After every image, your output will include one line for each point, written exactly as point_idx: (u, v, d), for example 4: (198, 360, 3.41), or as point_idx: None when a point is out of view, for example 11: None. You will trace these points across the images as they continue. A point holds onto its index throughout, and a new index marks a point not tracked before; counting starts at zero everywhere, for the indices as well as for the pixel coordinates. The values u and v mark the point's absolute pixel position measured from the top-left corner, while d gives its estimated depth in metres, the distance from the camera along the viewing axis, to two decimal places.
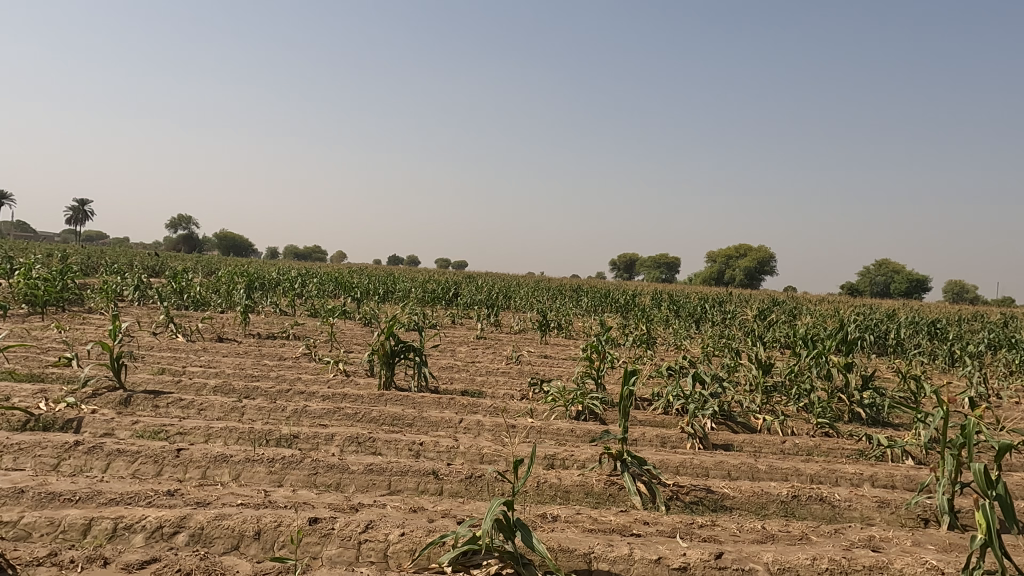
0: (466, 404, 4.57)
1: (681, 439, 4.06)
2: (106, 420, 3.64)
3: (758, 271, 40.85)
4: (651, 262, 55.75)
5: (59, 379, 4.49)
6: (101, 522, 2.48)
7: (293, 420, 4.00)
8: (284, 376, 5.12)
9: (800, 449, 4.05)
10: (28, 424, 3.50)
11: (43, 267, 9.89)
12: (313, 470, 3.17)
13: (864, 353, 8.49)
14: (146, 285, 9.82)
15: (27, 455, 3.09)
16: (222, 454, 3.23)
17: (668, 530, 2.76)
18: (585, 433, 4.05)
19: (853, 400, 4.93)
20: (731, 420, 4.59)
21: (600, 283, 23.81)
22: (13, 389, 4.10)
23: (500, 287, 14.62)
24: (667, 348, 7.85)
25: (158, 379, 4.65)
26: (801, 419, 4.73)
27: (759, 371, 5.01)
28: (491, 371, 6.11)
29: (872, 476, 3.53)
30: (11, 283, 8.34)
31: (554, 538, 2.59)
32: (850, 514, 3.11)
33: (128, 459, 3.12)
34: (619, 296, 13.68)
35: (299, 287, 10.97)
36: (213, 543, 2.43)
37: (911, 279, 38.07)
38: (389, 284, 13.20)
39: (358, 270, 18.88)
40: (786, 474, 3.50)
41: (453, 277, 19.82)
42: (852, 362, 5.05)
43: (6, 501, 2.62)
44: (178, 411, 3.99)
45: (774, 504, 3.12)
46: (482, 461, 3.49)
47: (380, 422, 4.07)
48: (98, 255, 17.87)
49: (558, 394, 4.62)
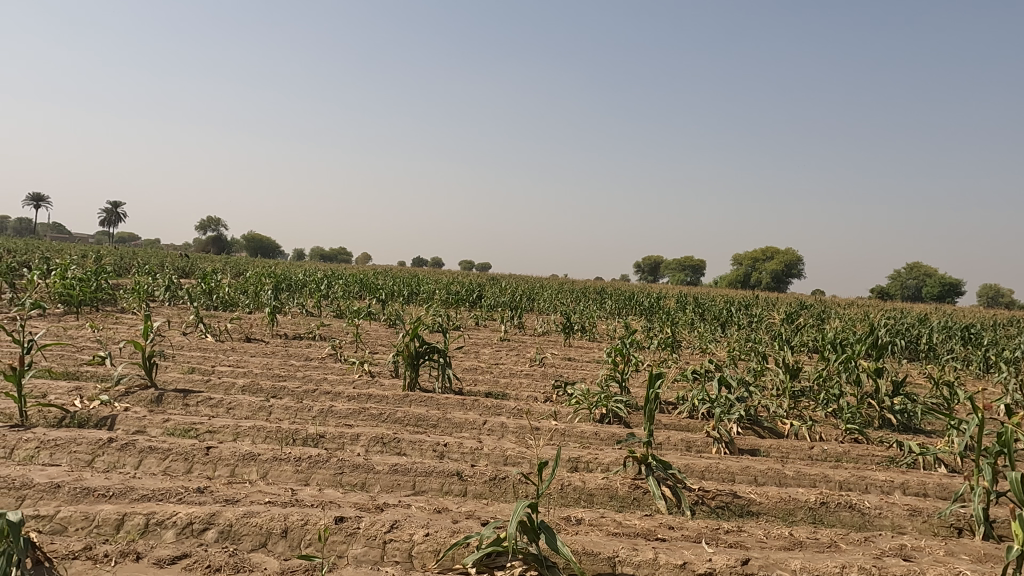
0: (491, 406, 4.59)
1: (706, 443, 4.03)
2: (139, 418, 3.73)
3: (786, 274, 40.41)
4: (676, 265, 55.48)
5: (94, 377, 4.60)
6: (134, 517, 2.53)
7: (318, 419, 4.04)
8: (311, 376, 5.19)
9: (829, 455, 3.98)
10: (64, 421, 3.60)
11: (78, 268, 10.15)
12: (339, 469, 3.20)
13: (894, 358, 8.34)
14: (177, 286, 10.05)
15: (63, 450, 3.17)
16: (250, 452, 3.27)
17: (693, 535, 2.73)
18: (610, 436, 4.04)
19: (884, 406, 4.82)
20: (758, 424, 4.52)
21: (623, 285, 23.79)
22: (49, 387, 4.20)
23: (525, 289, 14.68)
24: (692, 352, 7.80)
25: (188, 378, 4.74)
26: (830, 425, 4.64)
27: (786, 375, 4.95)
28: (514, 372, 6.13)
29: (904, 484, 3.46)
30: (48, 284, 8.59)
31: (578, 541, 2.59)
32: (881, 522, 3.05)
33: (160, 456, 3.19)
34: (644, 298, 13.65)
35: (326, 288, 11.11)
36: (242, 540, 2.47)
37: (944, 283, 37.14)
38: (413, 285, 13.29)
39: (383, 272, 19.11)
40: (813, 480, 3.45)
41: (477, 279, 19.94)
42: (882, 368, 4.95)
43: (43, 495, 2.69)
44: (208, 410, 4.06)
45: (802, 510, 3.08)
46: (506, 463, 3.50)
47: (405, 423, 4.10)
48: (130, 257, 18.41)
49: (583, 397, 4.62)
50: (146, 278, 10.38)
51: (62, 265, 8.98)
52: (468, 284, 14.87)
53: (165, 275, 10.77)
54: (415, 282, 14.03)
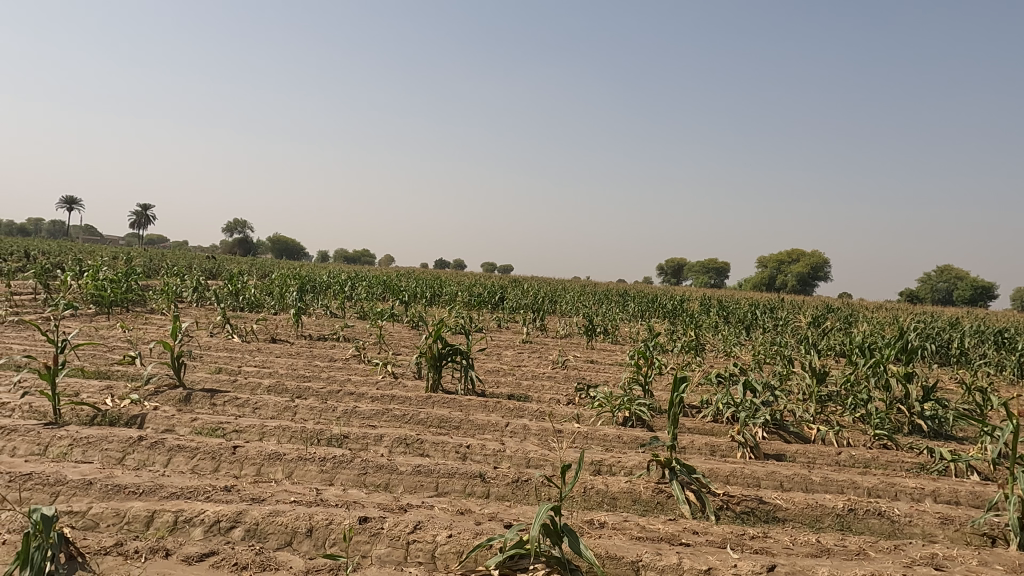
0: (513, 408, 4.59)
1: (731, 448, 3.99)
2: (168, 417, 3.79)
3: (812, 277, 39.84)
4: (700, 267, 55.02)
5: (124, 376, 4.70)
6: (164, 514, 2.58)
7: (342, 420, 4.08)
8: (335, 377, 5.24)
9: (857, 461, 3.92)
10: (96, 419, 3.68)
11: (110, 269, 10.37)
12: (363, 470, 3.23)
13: (924, 363, 8.18)
14: (204, 287, 10.22)
15: (95, 447, 3.24)
16: (276, 452, 3.31)
17: (718, 541, 2.70)
18: (633, 439, 4.02)
19: (914, 412, 4.72)
20: (784, 429, 4.46)
21: (644, 288, 23.68)
22: (82, 385, 4.30)
23: (547, 291, 14.67)
24: (717, 355, 7.74)
25: (215, 378, 4.81)
26: (858, 430, 4.56)
27: (812, 380, 4.88)
28: (536, 374, 6.13)
29: (935, 492, 3.39)
30: (80, 284, 8.78)
31: (602, 544, 2.58)
32: (911, 530, 2.98)
33: (188, 455, 3.24)
34: (667, 301, 13.55)
35: (349, 290, 11.21)
36: (268, 539, 2.50)
37: (976, 286, 36.33)
38: (435, 287, 13.35)
39: (405, 274, 19.22)
40: (841, 486, 3.39)
41: (499, 281, 19.97)
42: (912, 372, 4.85)
43: (76, 491, 2.75)
44: (234, 410, 4.12)
45: (830, 517, 3.03)
46: (528, 465, 3.49)
47: (428, 424, 4.12)
48: (159, 259, 18.77)
49: (606, 400, 4.60)
50: (175, 279, 10.56)
51: (94, 266, 9.19)
52: (490, 286, 14.89)
53: (193, 276, 10.95)
54: (438, 284, 14.09)
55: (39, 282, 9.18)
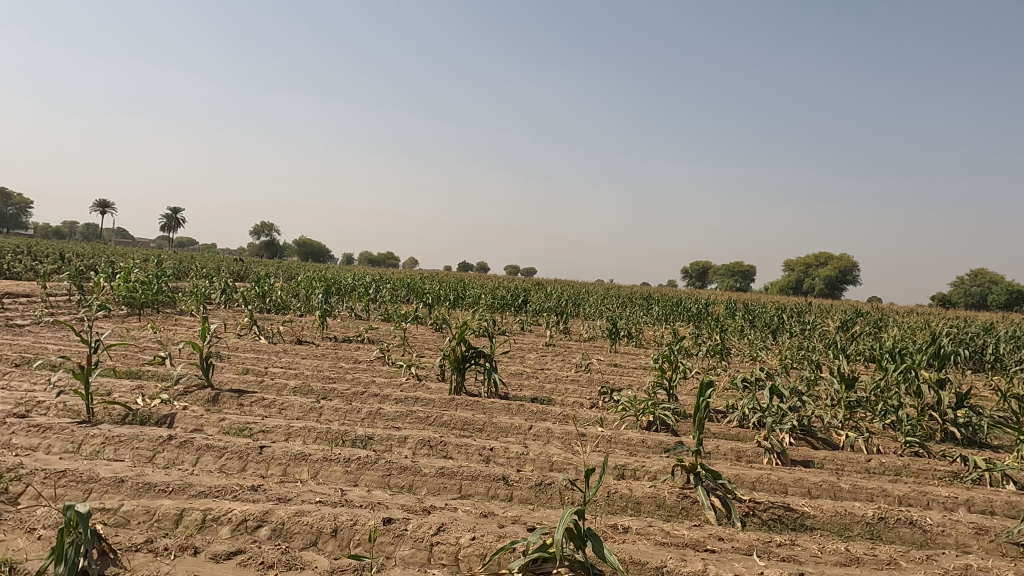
0: (537, 411, 4.58)
1: (757, 454, 3.94)
2: (197, 417, 3.86)
3: (841, 281, 39.16)
4: (726, 270, 54.45)
5: (155, 376, 4.79)
6: (192, 513, 2.62)
7: (367, 421, 4.11)
8: (360, 378, 5.28)
9: (887, 469, 3.84)
10: (127, 418, 3.76)
11: (141, 271, 10.59)
12: (387, 471, 3.25)
13: (957, 369, 7.98)
14: (232, 289, 10.37)
15: (126, 446, 3.31)
16: (301, 452, 3.35)
17: (744, 548, 2.67)
18: (657, 444, 3.99)
19: (947, 419, 4.61)
20: (811, 435, 4.39)
21: (669, 291, 23.50)
22: (114, 385, 4.39)
23: (571, 294, 14.63)
24: (742, 360, 7.64)
25: (243, 379, 4.89)
26: (888, 437, 4.47)
27: (841, 385, 4.80)
28: (560, 377, 6.12)
29: (969, 501, 3.30)
30: (113, 286, 8.98)
31: (626, 550, 2.56)
32: (944, 540, 2.91)
33: (216, 454, 3.29)
34: (692, 305, 13.42)
35: (374, 293, 11.30)
36: (294, 538, 2.53)
37: (1011, 290, 35.42)
38: (459, 289, 13.39)
39: (429, 276, 19.31)
40: (871, 494, 3.33)
41: (523, 283, 19.96)
42: (945, 379, 4.75)
43: (108, 489, 2.81)
44: (261, 410, 4.17)
45: (859, 525, 2.97)
46: (551, 468, 3.49)
47: (451, 426, 4.13)
48: (188, 261, 19.10)
49: (629, 404, 4.57)
50: (204, 281, 10.74)
51: (126, 268, 9.38)
52: (514, 289, 14.90)
53: (221, 278, 11.12)
54: (462, 287, 14.13)
55: (73, 284, 9.41)
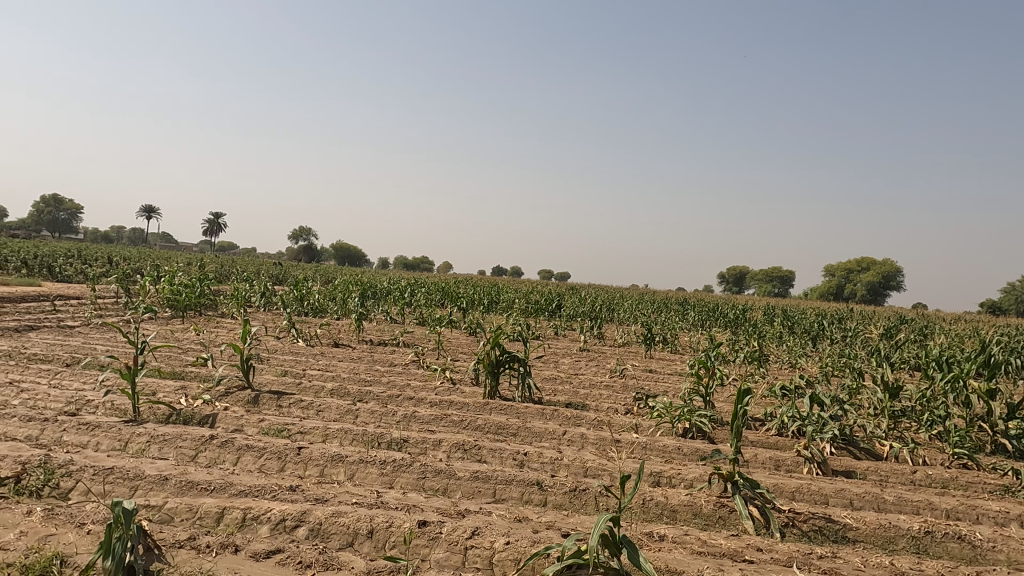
0: (571, 416, 4.56)
1: (797, 463, 3.85)
2: (237, 417, 3.94)
3: (884, 287, 38.12)
4: (764, 275, 53.51)
5: (198, 377, 4.91)
6: (233, 511, 2.68)
7: (402, 424, 4.15)
8: (395, 381, 5.34)
9: (934, 481, 3.72)
10: (171, 417, 3.86)
11: (185, 274, 10.87)
12: (422, 473, 3.27)
13: (1009, 378, 7.68)
14: (271, 293, 10.58)
15: (170, 445, 3.40)
16: (338, 454, 3.40)
17: (784, 559, 2.61)
18: (694, 451, 3.93)
19: (997, 431, 4.44)
20: (854, 444, 4.27)
21: (704, 296, 23.20)
22: (159, 385, 4.52)
23: (606, 299, 14.55)
24: (781, 367, 7.50)
25: (281, 381, 4.97)
26: (934, 448, 4.33)
27: (884, 394, 4.67)
28: (594, 382, 6.08)
29: (1021, 516, 3.18)
30: (158, 289, 9.23)
31: (661, 558, 2.53)
32: (995, 556, 2.81)
33: (256, 454, 3.36)
34: (729, 310, 13.22)
35: (409, 297, 11.41)
36: (331, 539, 2.57)
37: None
38: (493, 294, 13.43)
39: (464, 280, 19.39)
40: (916, 507, 3.22)
41: (556, 288, 19.90)
42: (996, 389, 4.58)
43: (153, 486, 2.89)
44: (299, 412, 4.25)
45: (904, 539, 2.88)
46: (586, 474, 3.47)
47: (485, 430, 4.14)
48: (229, 265, 19.55)
49: (665, 410, 4.51)
50: (244, 284, 10.98)
51: (170, 271, 9.64)
52: (548, 293, 14.89)
53: (261, 282, 11.35)
54: (496, 291, 14.16)
55: (121, 286, 9.71)
